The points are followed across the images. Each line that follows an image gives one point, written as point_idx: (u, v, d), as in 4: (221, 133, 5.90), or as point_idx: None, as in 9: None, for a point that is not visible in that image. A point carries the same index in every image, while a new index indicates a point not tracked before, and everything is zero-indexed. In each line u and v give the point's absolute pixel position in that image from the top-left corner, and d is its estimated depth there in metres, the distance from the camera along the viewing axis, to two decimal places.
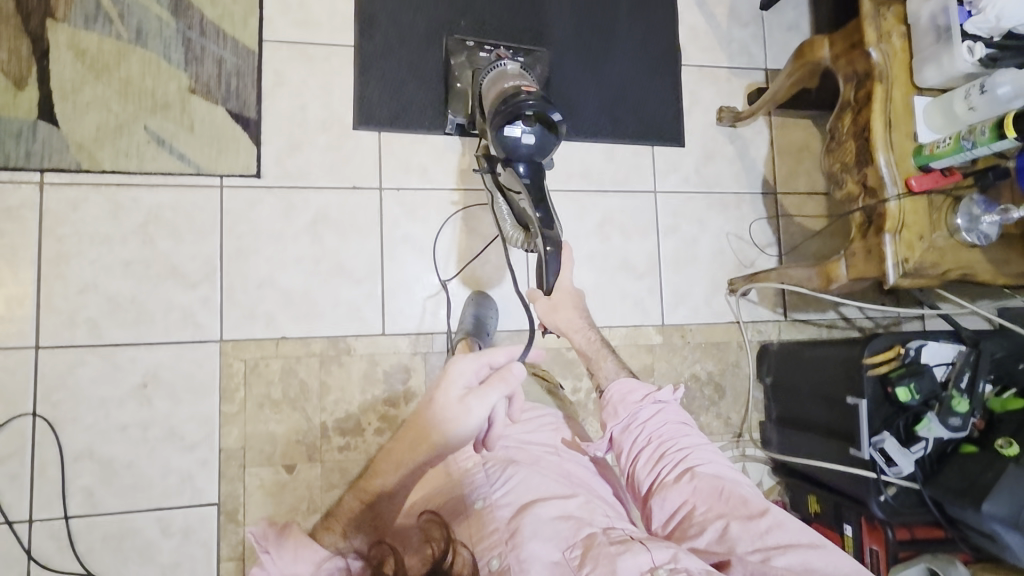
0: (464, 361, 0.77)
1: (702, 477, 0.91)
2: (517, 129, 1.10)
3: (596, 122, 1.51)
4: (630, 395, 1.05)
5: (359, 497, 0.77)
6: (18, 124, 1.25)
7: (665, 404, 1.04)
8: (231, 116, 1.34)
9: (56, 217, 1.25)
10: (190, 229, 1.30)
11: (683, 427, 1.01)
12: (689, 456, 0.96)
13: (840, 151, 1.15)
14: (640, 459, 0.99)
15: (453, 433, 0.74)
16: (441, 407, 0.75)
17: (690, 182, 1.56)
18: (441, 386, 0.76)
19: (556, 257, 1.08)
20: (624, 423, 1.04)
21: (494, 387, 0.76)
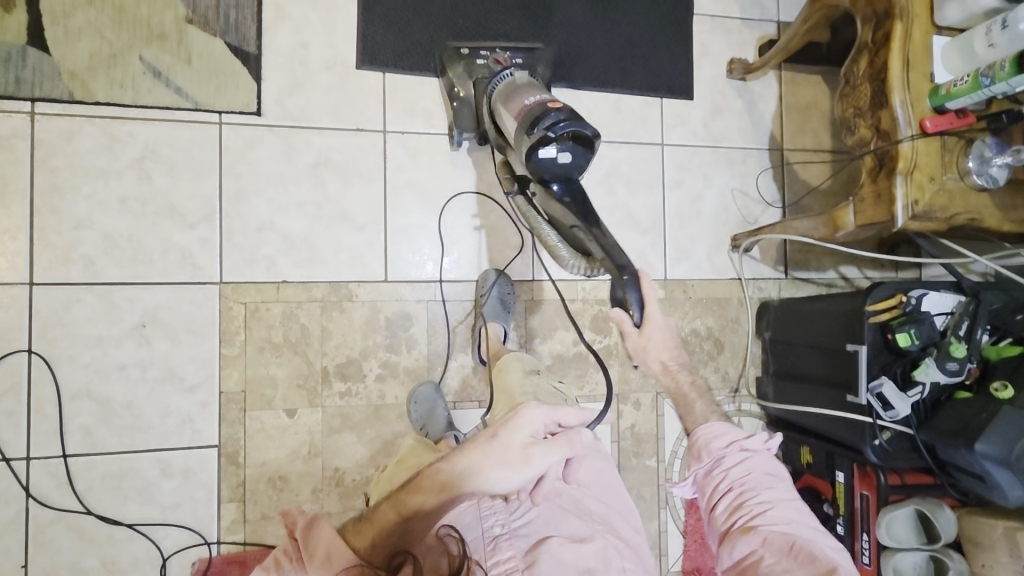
0: (535, 411, 0.78)
1: (775, 532, 0.82)
2: (552, 151, 1.03)
3: (605, 72, 1.48)
4: (715, 440, 0.96)
5: (394, 507, 0.77)
6: (6, 48, 1.19)
7: (751, 453, 0.95)
8: (230, 50, 1.28)
9: (49, 149, 1.21)
10: (188, 167, 1.26)
11: (768, 479, 0.91)
12: (767, 512, 0.86)
13: (854, 95, 1.12)
14: (718, 505, 0.91)
15: (501, 478, 0.77)
16: (502, 452, 0.77)
17: (697, 136, 1.54)
18: (506, 428, 0.78)
19: (637, 286, 0.96)
20: (708, 466, 0.95)
21: (560, 447, 0.77)
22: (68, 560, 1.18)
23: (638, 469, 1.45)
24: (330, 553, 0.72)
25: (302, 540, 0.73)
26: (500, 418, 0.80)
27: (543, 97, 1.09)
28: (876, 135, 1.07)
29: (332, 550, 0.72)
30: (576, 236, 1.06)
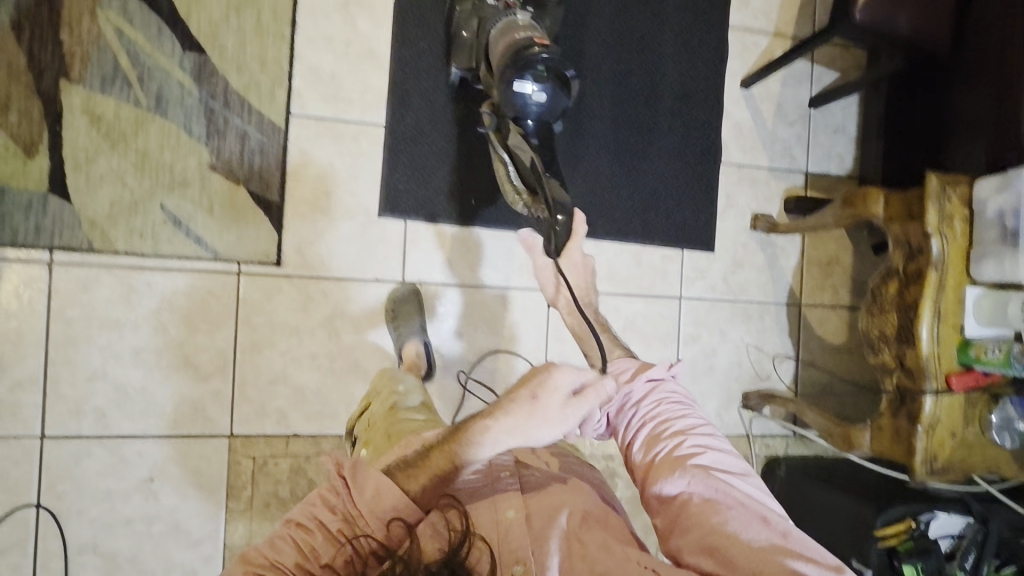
0: (569, 368, 0.71)
1: (698, 464, 0.78)
2: (528, 85, 0.98)
3: (627, 223, 1.47)
4: (621, 375, 0.93)
5: (449, 456, 0.72)
6: (27, 196, 1.16)
7: (659, 385, 0.90)
8: (252, 199, 1.27)
9: (65, 299, 1.19)
10: (204, 318, 1.25)
11: (682, 406, 0.88)
12: (683, 443, 0.81)
13: (882, 318, 1.13)
14: (635, 442, 0.85)
15: (532, 442, 0.70)
16: (545, 413, 0.69)
17: (716, 289, 1.53)
18: (546, 388, 0.70)
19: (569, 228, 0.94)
20: (618, 402, 0.90)
21: (585, 402, 0.69)
22: None
23: None
24: (380, 491, 0.72)
25: (351, 480, 0.73)
26: (528, 376, 0.72)
27: (534, 36, 1.05)
28: (901, 370, 1.08)
29: (382, 485, 0.72)
30: (526, 168, 1.01)
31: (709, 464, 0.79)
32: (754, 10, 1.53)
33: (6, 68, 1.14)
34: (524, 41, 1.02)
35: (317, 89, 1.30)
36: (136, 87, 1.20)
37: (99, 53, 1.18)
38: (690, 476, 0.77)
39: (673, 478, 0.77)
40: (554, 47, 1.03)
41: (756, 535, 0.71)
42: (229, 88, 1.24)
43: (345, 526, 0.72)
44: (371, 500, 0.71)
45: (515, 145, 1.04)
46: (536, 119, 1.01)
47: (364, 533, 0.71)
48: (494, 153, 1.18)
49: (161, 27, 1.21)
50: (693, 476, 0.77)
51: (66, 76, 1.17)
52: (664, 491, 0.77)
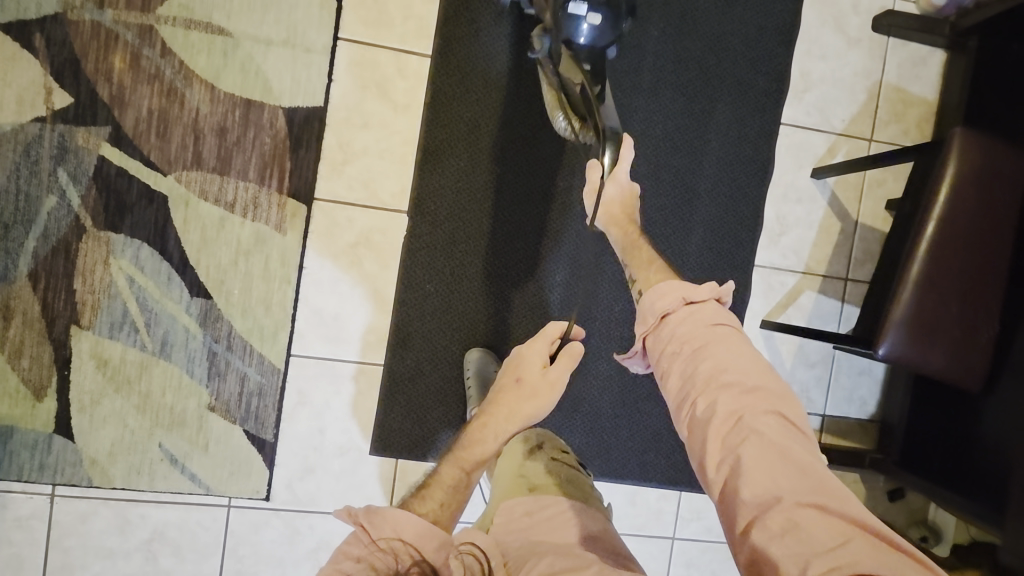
0: (535, 347, 1.03)
1: (726, 394, 0.71)
2: (581, 10, 0.97)
3: (625, 463, 1.43)
4: (663, 298, 0.83)
5: (458, 463, 0.96)
6: (34, 436, 1.23)
7: (706, 306, 0.81)
8: (248, 438, 1.29)
9: (65, 528, 1.25)
10: (193, 547, 1.29)
11: (730, 332, 0.78)
12: (716, 367, 0.74)
13: None
14: (674, 365, 0.78)
15: (541, 408, 1.01)
16: (529, 385, 1.01)
17: (712, 531, 1.49)
18: (523, 369, 1.02)
19: (617, 149, 0.95)
20: (655, 327, 0.83)
21: (569, 364, 1.02)
22: None
23: None
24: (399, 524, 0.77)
25: (369, 522, 0.76)
26: (510, 368, 1.04)
27: None
28: None
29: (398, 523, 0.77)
30: (577, 91, 1.00)
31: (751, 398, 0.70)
32: (784, 249, 1.44)
33: (22, 315, 1.21)
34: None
35: (319, 329, 1.31)
36: (143, 332, 1.24)
37: (109, 300, 1.23)
38: (719, 406, 0.70)
39: (702, 407, 0.72)
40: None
41: (784, 480, 0.64)
42: (233, 331, 1.27)
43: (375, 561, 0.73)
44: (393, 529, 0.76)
45: (564, 70, 1.02)
46: (586, 45, 1.00)
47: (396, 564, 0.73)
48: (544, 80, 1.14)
49: (170, 274, 1.24)
50: (721, 408, 0.70)
51: (77, 323, 1.22)
52: (697, 417, 0.72)
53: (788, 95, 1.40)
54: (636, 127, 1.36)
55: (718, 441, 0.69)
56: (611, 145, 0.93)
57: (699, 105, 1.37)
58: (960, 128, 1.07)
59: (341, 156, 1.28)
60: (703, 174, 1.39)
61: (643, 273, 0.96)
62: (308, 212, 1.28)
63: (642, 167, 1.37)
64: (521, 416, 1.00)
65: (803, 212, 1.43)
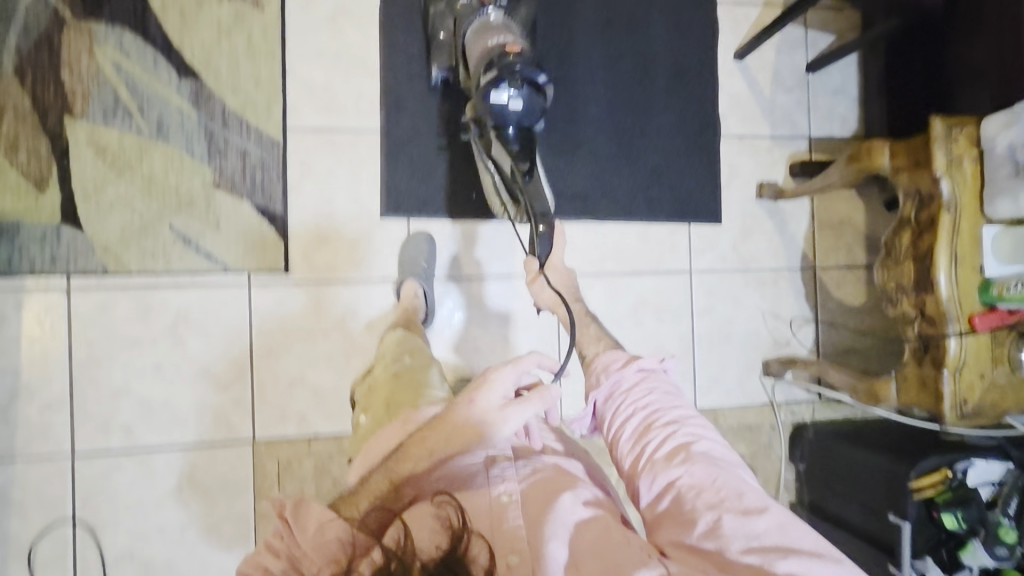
0: (505, 371, 0.83)
1: (696, 456, 0.81)
2: (503, 94, 1.06)
3: (631, 201, 1.46)
4: (612, 364, 0.98)
5: (388, 475, 0.78)
6: (41, 229, 1.21)
7: (650, 374, 0.96)
8: (257, 212, 1.29)
9: (86, 321, 1.23)
10: (219, 330, 1.29)
11: (671, 396, 0.92)
12: (677, 432, 0.85)
13: (896, 269, 1.09)
14: (624, 431, 0.89)
15: (489, 441, 0.80)
16: (483, 413, 0.81)
17: (726, 260, 1.51)
18: (481, 392, 0.82)
19: (549, 240, 1.07)
20: (608, 390, 0.96)
21: (532, 403, 0.81)
22: None
23: None
24: (323, 525, 0.70)
25: (293, 518, 0.71)
26: (472, 384, 0.84)
27: (506, 40, 1.12)
28: (921, 317, 1.04)
29: (324, 522, 0.70)
30: (508, 173, 1.12)
31: (693, 452, 0.81)
32: None
33: (12, 110, 1.20)
34: (497, 50, 1.10)
35: (313, 100, 1.33)
36: (137, 116, 1.25)
37: (99, 88, 1.24)
38: (687, 463, 0.80)
39: (670, 468, 0.80)
40: (527, 53, 1.10)
41: (757, 538, 0.71)
42: (227, 108, 1.29)
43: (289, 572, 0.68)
44: (312, 536, 0.69)
45: (496, 153, 1.13)
46: (515, 124, 1.09)
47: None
48: (478, 158, 1.25)
49: (156, 56, 1.26)
50: (690, 462, 0.80)
51: (69, 112, 1.22)
52: (647, 484, 0.82)
53: None
54: None
55: (666, 501, 0.79)
56: (545, 230, 1.06)
57: None
58: None
59: None
60: None
61: (592, 349, 1.06)
62: None
63: None
64: (463, 444, 0.79)
65: None
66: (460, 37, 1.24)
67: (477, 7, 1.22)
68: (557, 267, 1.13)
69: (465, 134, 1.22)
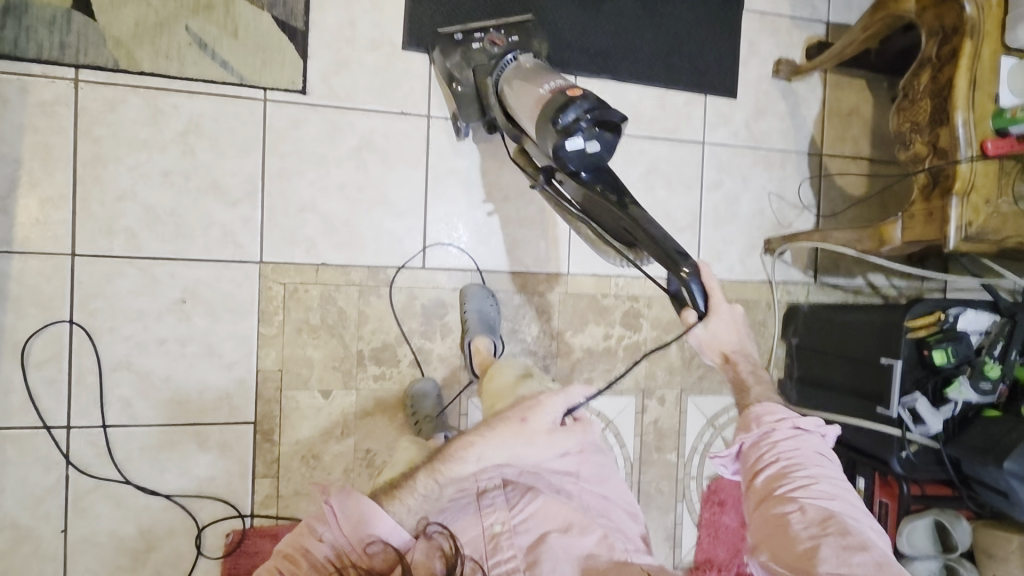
0: (557, 399, 0.93)
1: (818, 512, 0.72)
2: (581, 142, 0.98)
3: (651, 66, 1.47)
4: (767, 414, 0.83)
5: (430, 474, 0.88)
6: (51, 12, 1.15)
7: (804, 434, 0.82)
8: (277, 24, 1.26)
9: (93, 116, 1.18)
10: (231, 142, 1.24)
11: (822, 458, 0.78)
12: (814, 489, 0.75)
13: (911, 110, 1.11)
14: (756, 475, 0.79)
15: (528, 455, 0.91)
16: (531, 434, 0.91)
17: (739, 137, 1.52)
18: (534, 412, 0.92)
19: (699, 278, 0.93)
20: (755, 435, 0.82)
21: (570, 436, 0.95)
22: (106, 527, 1.21)
23: (659, 463, 1.47)
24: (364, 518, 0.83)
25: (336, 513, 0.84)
26: (524, 403, 0.93)
27: (559, 84, 1.03)
28: (933, 153, 1.06)
29: (367, 515, 0.83)
30: (621, 226, 1.02)
31: (814, 511, 0.72)
32: None
33: None
34: (558, 97, 0.98)
35: None
36: None
37: None
38: (804, 509, 0.72)
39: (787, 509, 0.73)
40: (590, 95, 1.00)
41: None
42: None
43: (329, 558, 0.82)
44: (356, 527, 0.83)
45: (588, 203, 1.06)
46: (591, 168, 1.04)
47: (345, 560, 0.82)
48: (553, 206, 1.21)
49: None
50: (807, 512, 0.72)
51: None
52: (758, 516, 0.76)
53: None
54: None
55: (770, 534, 0.73)
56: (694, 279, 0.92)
57: None
58: None
59: None
60: None
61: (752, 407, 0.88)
62: None
63: None
64: (507, 454, 0.89)
65: None
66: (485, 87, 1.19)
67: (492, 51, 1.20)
68: (721, 315, 0.93)
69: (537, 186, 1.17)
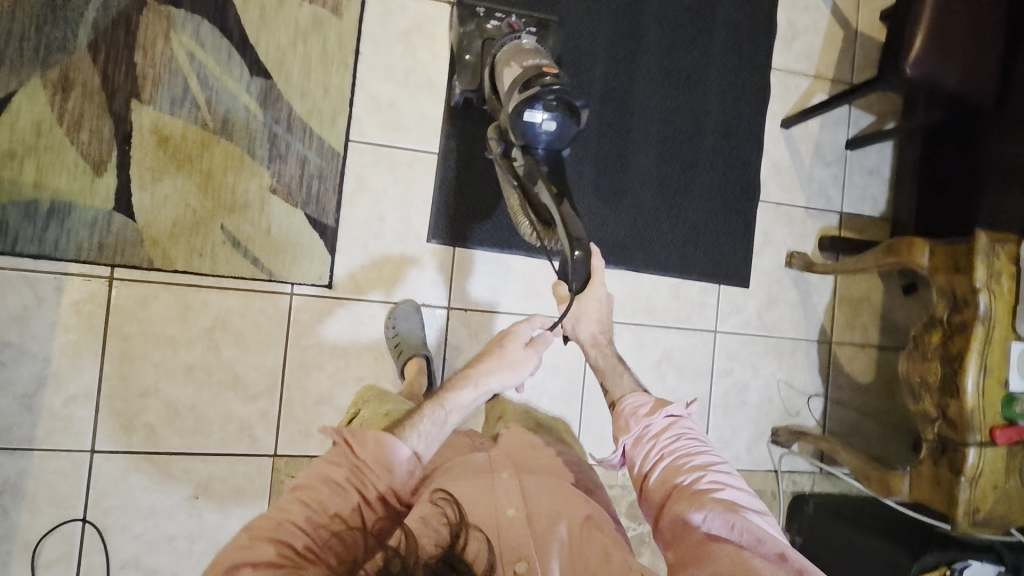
0: (522, 326, 1.06)
1: (715, 501, 0.81)
2: (537, 114, 1.00)
3: (667, 256, 1.50)
4: (640, 409, 0.96)
5: (438, 404, 0.94)
6: (93, 213, 1.19)
7: (678, 421, 0.94)
8: (308, 222, 1.30)
9: (124, 314, 1.22)
10: (256, 337, 1.28)
11: (698, 446, 0.91)
12: (702, 479, 0.85)
13: (923, 366, 1.14)
14: (651, 474, 0.89)
15: (507, 377, 1.03)
16: (508, 357, 1.04)
17: (749, 326, 1.56)
18: (509, 339, 1.05)
19: (586, 261, 0.94)
20: (636, 434, 0.94)
21: (539, 347, 1.06)
22: None
23: None
24: (379, 441, 0.79)
25: (352, 437, 0.78)
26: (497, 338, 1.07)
27: (543, 63, 1.06)
28: (943, 418, 1.10)
29: (381, 438, 0.79)
30: (540, 201, 1.01)
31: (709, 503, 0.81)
32: (796, 53, 1.56)
33: (82, 87, 1.18)
34: (533, 71, 1.02)
35: (377, 116, 1.32)
36: (205, 110, 1.24)
37: (170, 75, 1.22)
38: (706, 507, 0.80)
39: (689, 510, 0.81)
40: (563, 78, 1.04)
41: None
42: (293, 113, 1.28)
43: (350, 478, 0.75)
44: (375, 449, 0.78)
45: (523, 172, 1.06)
46: (545, 147, 1.03)
47: (367, 483, 0.76)
48: (500, 180, 1.23)
49: (231, 52, 1.24)
50: (709, 507, 0.80)
51: (137, 97, 1.20)
52: (666, 524, 0.82)
53: None
54: None
55: (684, 533, 0.79)
56: (582, 256, 0.93)
57: None
58: None
59: None
60: None
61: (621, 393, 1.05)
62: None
63: None
64: (496, 381, 1.02)
65: (809, 19, 1.56)
66: (488, 54, 1.19)
67: (507, 31, 1.19)
68: (596, 298, 1.08)
69: (488, 155, 1.18)
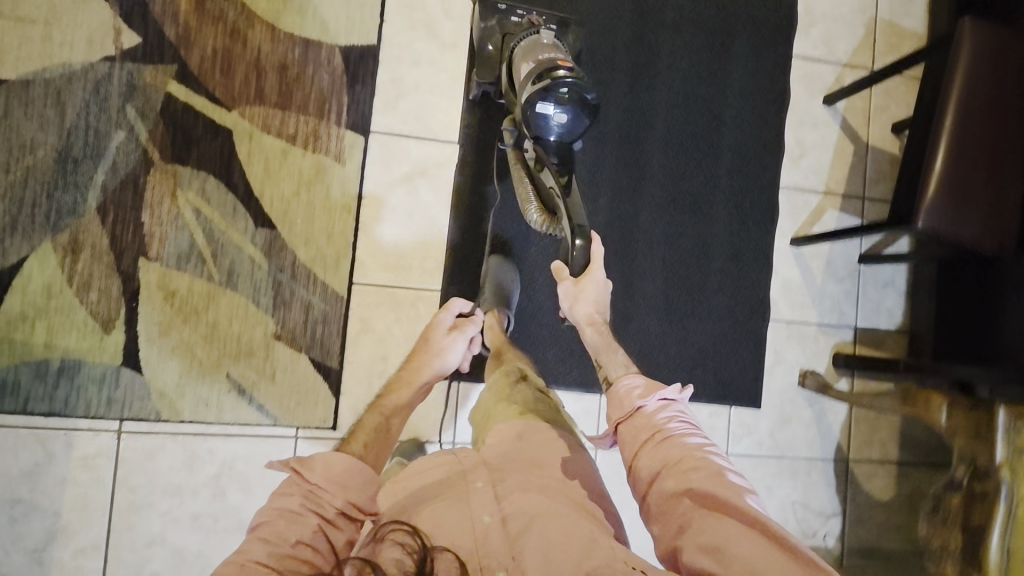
0: (444, 313, 1.23)
1: (701, 477, 0.78)
2: (550, 108, 1.04)
3: (674, 378, 1.47)
4: (633, 392, 0.94)
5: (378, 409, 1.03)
6: (101, 370, 1.22)
7: (671, 404, 0.91)
8: (313, 366, 1.31)
9: (131, 465, 1.23)
10: (261, 481, 1.28)
11: (689, 427, 0.88)
12: (692, 454, 0.82)
13: (943, 528, 1.20)
14: (640, 454, 0.86)
15: (444, 363, 1.17)
16: (438, 345, 1.19)
17: (763, 446, 1.51)
18: (434, 329, 1.21)
19: (586, 249, 1.07)
20: (629, 414, 0.92)
21: (466, 329, 1.22)
22: None
23: None
24: (328, 462, 0.77)
25: (301, 465, 0.76)
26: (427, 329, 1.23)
27: (557, 57, 1.08)
28: None
29: (328, 459, 0.77)
30: (547, 187, 1.11)
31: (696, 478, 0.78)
32: (804, 170, 1.57)
33: (90, 249, 1.22)
34: (548, 63, 1.05)
35: (380, 258, 1.36)
36: (210, 263, 1.27)
37: (176, 232, 1.26)
38: (693, 481, 0.78)
39: (674, 486, 0.79)
40: (578, 72, 1.06)
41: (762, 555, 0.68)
42: (297, 262, 1.31)
43: (306, 502, 0.74)
44: (325, 471, 0.76)
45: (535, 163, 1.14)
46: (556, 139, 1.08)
47: (323, 504, 0.74)
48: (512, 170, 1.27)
49: (236, 205, 1.28)
50: (695, 481, 0.77)
51: (144, 255, 1.24)
52: (654, 501, 0.80)
53: (796, 30, 1.55)
54: (664, 61, 1.48)
55: (671, 508, 0.77)
56: (582, 240, 1.06)
57: (719, 41, 1.51)
58: (969, 20, 1.14)
59: (394, 92, 1.36)
60: (728, 104, 1.52)
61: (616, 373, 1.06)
62: (364, 144, 1.35)
63: (672, 98, 1.48)
64: (434, 371, 1.16)
65: (819, 136, 1.58)
66: (508, 51, 1.22)
67: (528, 28, 1.21)
68: (596, 281, 1.11)
69: (503, 140, 1.24)
